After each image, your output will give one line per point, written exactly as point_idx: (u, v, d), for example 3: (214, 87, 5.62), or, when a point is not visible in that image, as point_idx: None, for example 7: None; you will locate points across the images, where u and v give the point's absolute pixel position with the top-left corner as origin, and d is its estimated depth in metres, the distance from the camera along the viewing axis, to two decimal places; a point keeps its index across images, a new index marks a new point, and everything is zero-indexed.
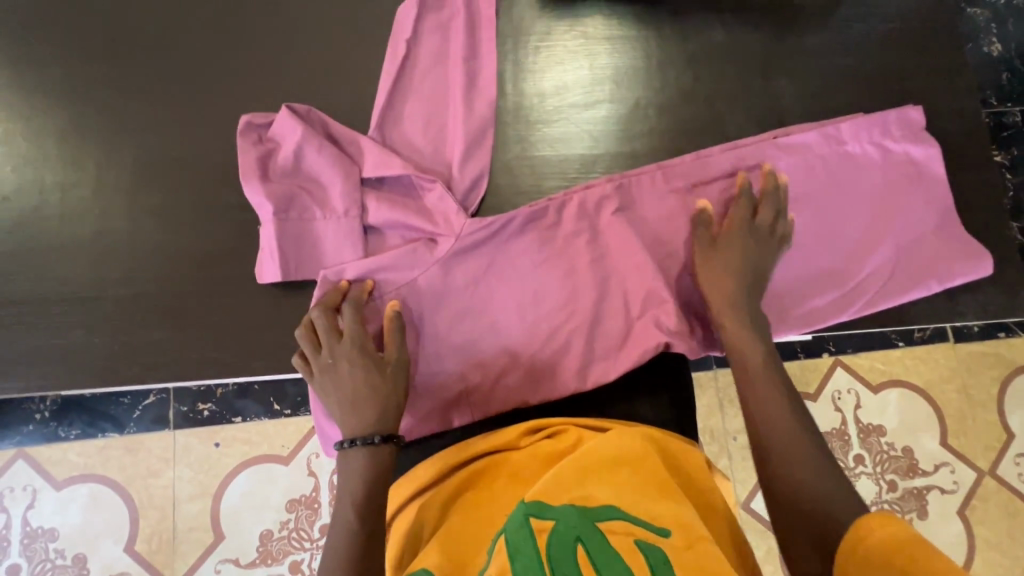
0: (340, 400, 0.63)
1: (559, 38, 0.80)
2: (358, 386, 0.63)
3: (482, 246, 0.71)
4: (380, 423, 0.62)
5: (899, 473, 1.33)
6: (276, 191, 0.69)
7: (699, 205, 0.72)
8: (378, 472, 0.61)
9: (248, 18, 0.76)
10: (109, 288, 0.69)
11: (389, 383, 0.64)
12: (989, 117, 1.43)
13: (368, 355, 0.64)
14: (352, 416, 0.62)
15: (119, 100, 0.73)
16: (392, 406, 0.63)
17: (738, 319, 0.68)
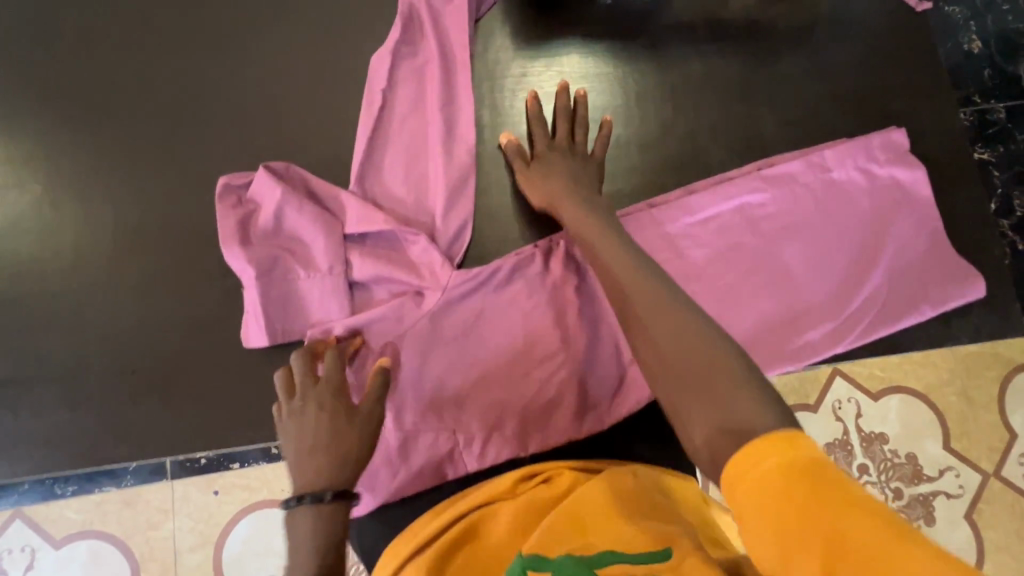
0: (301, 450, 0.59)
1: (536, 80, 0.80)
2: (323, 433, 0.59)
3: (470, 296, 0.70)
4: (336, 479, 0.58)
5: (903, 480, 1.32)
6: (258, 252, 0.67)
7: (505, 139, 0.75)
8: (329, 531, 0.55)
9: (221, 76, 0.75)
10: (93, 363, 0.68)
11: (359, 433, 0.60)
12: (973, 115, 1.43)
13: (341, 403, 0.61)
14: (311, 468, 0.58)
15: (95, 167, 0.72)
16: (355, 460, 0.60)
17: (578, 210, 0.68)
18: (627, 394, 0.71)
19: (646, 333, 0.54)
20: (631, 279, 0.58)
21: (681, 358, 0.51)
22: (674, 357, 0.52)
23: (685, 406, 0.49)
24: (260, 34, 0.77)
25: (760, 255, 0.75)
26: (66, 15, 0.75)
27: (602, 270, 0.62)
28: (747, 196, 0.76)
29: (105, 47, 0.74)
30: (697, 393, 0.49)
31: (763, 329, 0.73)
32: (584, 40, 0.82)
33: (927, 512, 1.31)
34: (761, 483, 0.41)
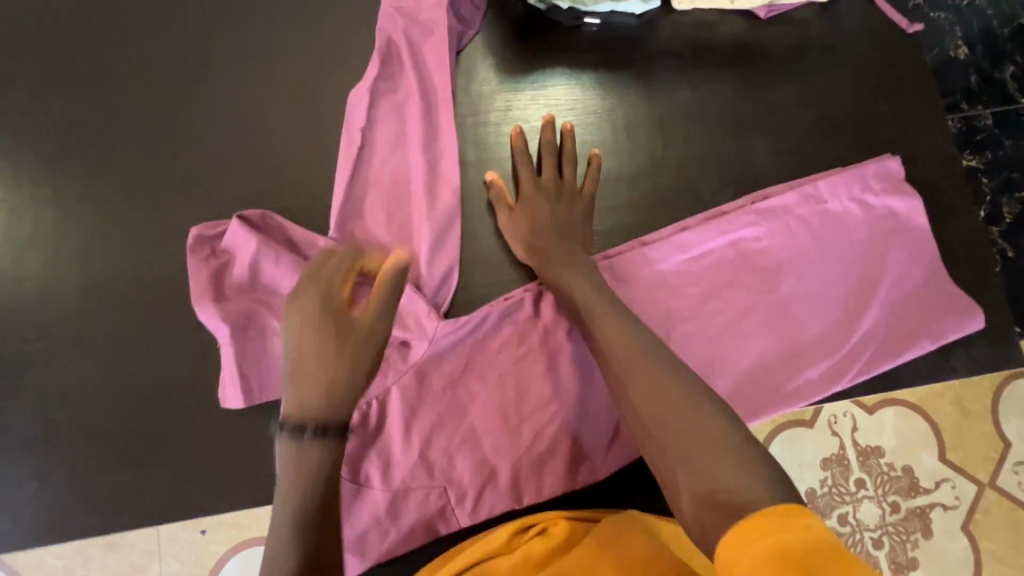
0: (295, 369, 0.56)
1: (522, 113, 0.77)
2: (319, 352, 0.56)
3: (458, 347, 0.68)
4: (320, 405, 0.55)
5: (901, 493, 1.29)
6: (233, 309, 0.64)
7: (489, 178, 0.72)
8: (315, 465, 0.54)
9: (195, 124, 0.73)
10: (63, 427, 0.65)
11: (352, 361, 0.57)
12: (961, 122, 1.31)
13: (340, 323, 0.57)
14: (302, 388, 0.56)
15: (67, 223, 0.70)
16: (349, 386, 0.57)
17: (567, 265, 0.67)
18: (623, 442, 0.69)
19: (631, 395, 0.56)
20: (620, 341, 0.60)
21: (664, 423, 0.52)
22: (659, 421, 0.53)
23: (671, 469, 0.50)
24: (234, 78, 0.75)
25: (757, 291, 0.73)
26: (39, 68, 0.73)
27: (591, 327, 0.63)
28: (741, 230, 0.74)
29: (78, 99, 0.73)
30: (683, 457, 0.50)
31: (761, 368, 0.71)
32: (570, 70, 0.79)
33: (923, 525, 1.28)
34: (753, 566, 0.40)
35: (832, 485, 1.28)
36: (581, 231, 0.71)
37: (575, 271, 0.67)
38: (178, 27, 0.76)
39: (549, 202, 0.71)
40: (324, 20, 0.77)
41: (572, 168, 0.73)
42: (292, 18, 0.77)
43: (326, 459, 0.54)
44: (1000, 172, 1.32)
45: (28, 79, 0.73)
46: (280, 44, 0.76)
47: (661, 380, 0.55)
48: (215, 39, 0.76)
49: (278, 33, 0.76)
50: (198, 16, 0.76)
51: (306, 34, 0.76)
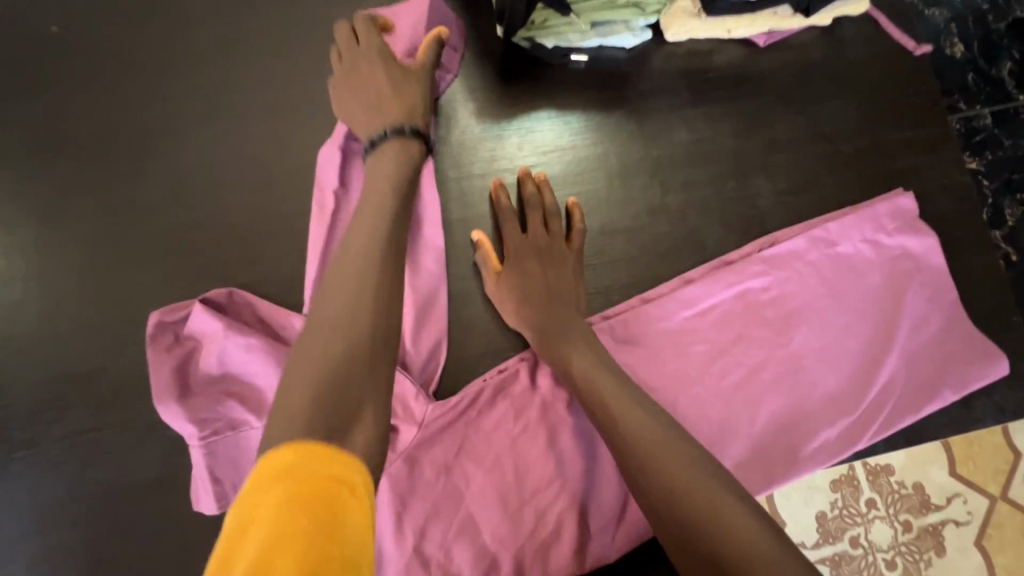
0: (364, 108, 0.64)
1: (508, 162, 0.71)
2: (382, 90, 0.64)
3: (450, 428, 0.63)
4: (406, 118, 0.63)
5: (911, 512, 0.94)
6: (200, 404, 0.59)
7: (476, 237, 0.67)
8: (394, 175, 0.60)
9: (151, 195, 0.68)
10: (23, 540, 0.60)
11: (417, 99, 0.65)
12: (956, 123, 1.04)
13: (394, 59, 0.65)
14: (377, 117, 0.63)
15: (12, 316, 0.64)
16: (417, 114, 0.64)
17: (563, 337, 0.62)
18: (633, 518, 0.64)
19: (649, 481, 0.51)
20: (635, 421, 0.55)
21: (687, 524, 0.47)
22: (682, 518, 0.48)
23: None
24: (193, 141, 0.69)
25: (768, 345, 0.68)
26: None
27: (602, 410, 0.57)
28: (748, 280, 0.69)
29: (26, 173, 0.67)
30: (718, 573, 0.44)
31: (776, 429, 0.67)
32: (558, 112, 0.73)
33: (934, 545, 0.93)
34: None
35: (842, 506, 0.94)
36: (576, 292, 0.65)
37: (573, 343, 0.61)
38: (129, 93, 0.70)
39: (539, 262, 0.65)
40: (286, 75, 0.72)
41: (560, 221, 0.68)
42: (253, 76, 0.71)
43: (406, 176, 0.61)
44: (1004, 173, 1.03)
45: None
46: (240, 103, 0.70)
47: (679, 466, 0.50)
48: (169, 101, 0.70)
49: (237, 92, 0.71)
50: (150, 80, 0.70)
51: (268, 90, 0.71)
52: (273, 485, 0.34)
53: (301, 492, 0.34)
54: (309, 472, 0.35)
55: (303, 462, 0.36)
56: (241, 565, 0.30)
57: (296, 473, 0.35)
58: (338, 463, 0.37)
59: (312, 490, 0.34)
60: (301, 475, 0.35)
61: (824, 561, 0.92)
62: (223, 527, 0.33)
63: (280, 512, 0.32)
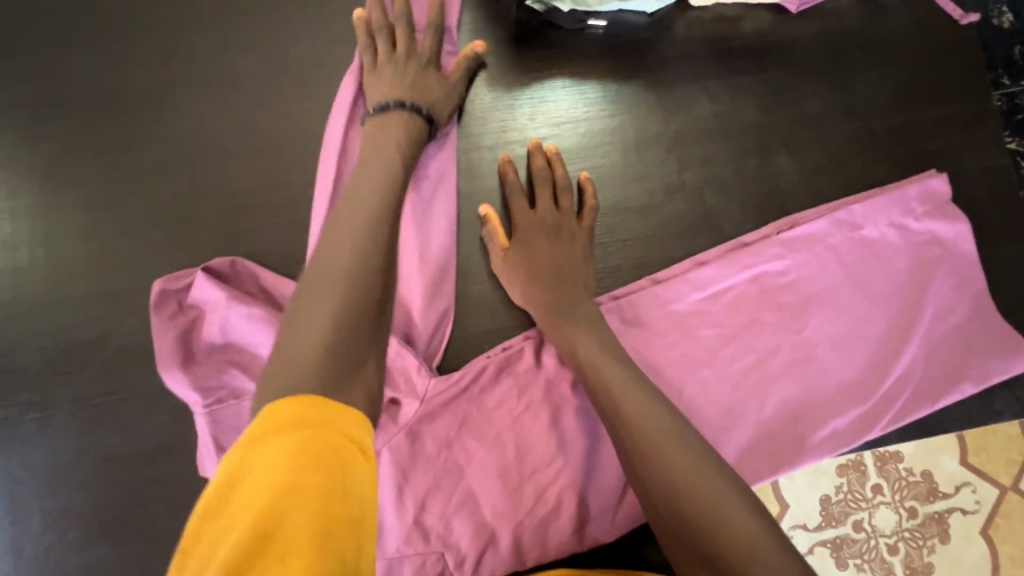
0: (391, 80, 0.63)
1: (520, 134, 0.69)
2: (417, 74, 0.64)
3: (452, 403, 0.63)
4: (427, 107, 0.63)
5: (917, 499, 0.92)
6: (203, 372, 0.59)
7: (483, 211, 0.65)
8: (400, 138, 0.59)
9: (155, 160, 0.66)
10: (36, 499, 0.61)
11: (449, 95, 0.65)
12: (998, 99, 0.98)
13: (434, 61, 0.65)
14: (403, 93, 0.62)
15: (16, 280, 0.64)
16: (432, 103, 0.63)
17: (574, 320, 0.60)
18: (633, 500, 0.64)
19: (646, 476, 0.49)
20: (634, 412, 0.52)
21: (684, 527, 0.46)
22: (686, 519, 0.46)
23: (683, 549, 0.45)
24: (199, 105, 0.68)
25: (781, 331, 0.66)
26: None
27: (602, 389, 0.55)
28: (765, 263, 0.67)
29: (31, 136, 0.66)
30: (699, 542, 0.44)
31: (785, 415, 0.65)
32: (573, 81, 0.70)
33: (939, 531, 0.92)
34: None
35: (847, 491, 0.92)
36: (584, 271, 0.64)
37: (578, 324, 0.60)
38: (126, 55, 0.68)
39: (546, 237, 0.64)
40: (292, 39, 0.69)
41: (570, 197, 0.65)
42: (254, 39, 0.69)
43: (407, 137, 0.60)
44: None
45: None
46: (240, 67, 0.68)
47: (682, 463, 0.48)
48: (174, 64, 0.68)
49: (243, 56, 0.69)
50: (151, 41, 0.68)
51: (274, 55, 0.69)
52: (286, 431, 0.34)
53: (319, 441, 0.34)
54: (328, 424, 0.36)
55: (321, 412, 0.37)
56: (247, 499, 0.31)
57: (317, 421, 0.36)
58: (352, 419, 0.38)
59: (330, 443, 0.35)
60: (317, 422, 0.36)
61: (825, 543, 0.92)
62: (231, 450, 0.33)
63: (294, 452, 0.33)
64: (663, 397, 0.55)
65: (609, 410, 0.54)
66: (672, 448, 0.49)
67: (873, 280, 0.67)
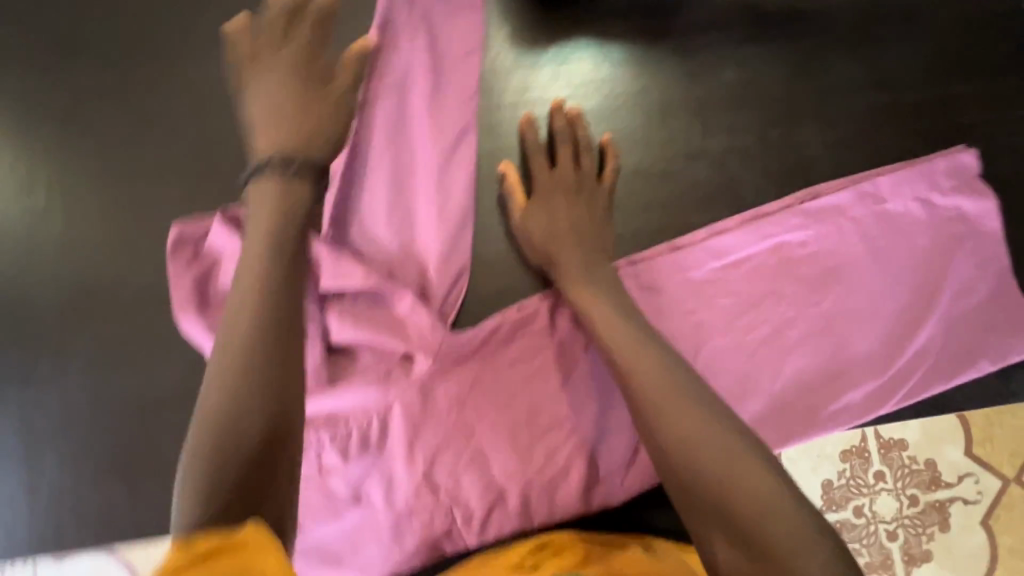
0: (266, 116, 0.57)
1: (542, 93, 0.67)
2: (283, 100, 0.57)
3: (465, 362, 0.63)
4: (307, 148, 0.56)
5: (920, 487, 0.88)
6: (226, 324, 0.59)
7: (501, 170, 0.65)
8: (290, 219, 0.52)
9: (172, 108, 0.66)
10: (50, 442, 0.62)
11: (325, 109, 0.58)
12: None
13: (311, 70, 0.58)
14: (274, 129, 0.56)
15: (33, 224, 0.64)
16: (313, 135, 0.57)
17: (592, 282, 0.60)
18: (642, 466, 0.64)
19: (661, 436, 0.47)
20: (647, 369, 0.51)
21: (702, 502, 0.44)
22: (704, 482, 0.44)
23: (708, 530, 0.43)
24: (217, 54, 0.66)
25: (799, 303, 0.66)
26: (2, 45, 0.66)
27: (620, 355, 0.54)
28: (785, 234, 0.66)
29: (48, 81, 0.66)
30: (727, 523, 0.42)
31: (799, 388, 0.65)
32: (598, 41, 0.68)
33: (941, 521, 0.87)
34: None
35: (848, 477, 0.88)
36: (603, 233, 0.63)
37: (595, 286, 0.59)
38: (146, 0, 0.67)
39: (566, 198, 0.63)
40: None
41: (591, 157, 0.65)
42: None
43: (292, 247, 0.51)
44: None
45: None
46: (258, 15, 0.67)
47: (697, 423, 0.46)
48: (193, 11, 0.67)
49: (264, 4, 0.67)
50: None
51: None
52: None
53: None
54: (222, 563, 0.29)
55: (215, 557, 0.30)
56: None
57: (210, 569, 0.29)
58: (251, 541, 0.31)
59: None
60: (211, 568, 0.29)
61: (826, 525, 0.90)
62: None
63: None
64: (678, 358, 0.53)
65: (627, 381, 0.52)
66: (697, 423, 0.46)
67: (896, 255, 0.66)
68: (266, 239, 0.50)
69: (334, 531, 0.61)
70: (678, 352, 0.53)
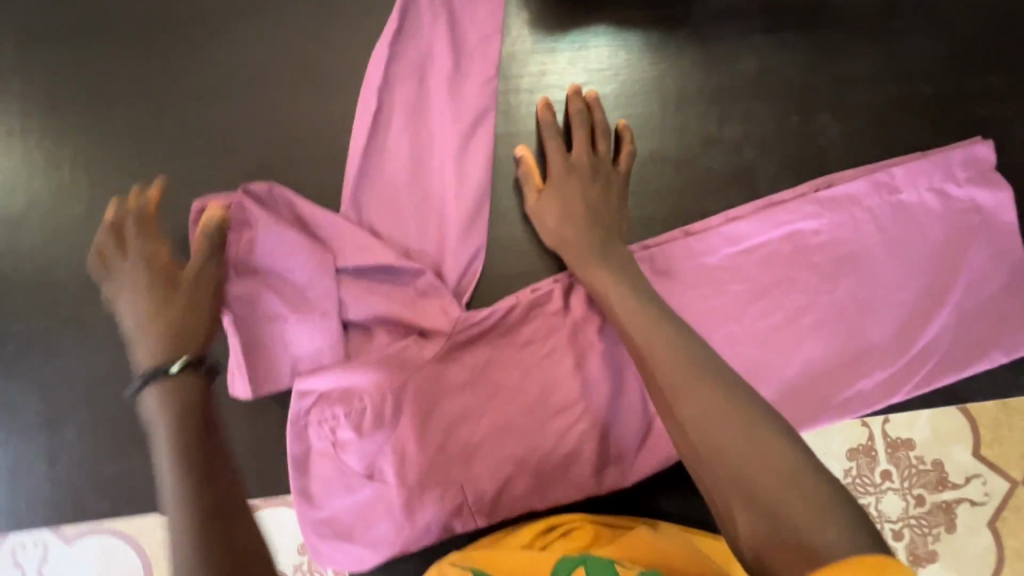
0: (135, 330, 0.49)
1: (559, 79, 0.68)
2: (153, 301, 0.50)
3: (479, 341, 0.64)
4: (181, 342, 0.48)
5: (926, 488, 0.91)
6: (254, 306, 0.60)
7: (519, 152, 0.65)
8: (188, 404, 0.45)
9: (194, 86, 0.67)
10: (69, 411, 0.63)
11: (185, 304, 0.51)
12: None
13: (160, 265, 0.52)
14: (153, 337, 0.48)
15: (57, 197, 0.66)
16: (181, 327, 0.49)
17: (607, 264, 0.60)
18: (652, 448, 0.65)
19: (678, 412, 0.48)
20: (662, 348, 0.52)
21: (720, 476, 0.44)
22: (721, 457, 0.44)
23: (727, 504, 0.44)
24: (240, 33, 0.67)
25: (811, 290, 0.66)
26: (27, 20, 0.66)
27: (634, 334, 0.54)
28: (800, 221, 0.66)
29: (71, 56, 0.67)
30: (746, 494, 0.43)
31: (810, 375, 0.65)
32: (616, 28, 0.69)
33: (946, 521, 0.91)
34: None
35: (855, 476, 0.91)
36: (618, 217, 0.64)
37: (610, 267, 0.60)
38: None
39: (582, 181, 0.63)
40: None
41: (607, 142, 0.65)
42: None
43: (197, 411, 0.45)
44: None
45: (20, 27, 0.66)
46: None
47: (712, 399, 0.47)
48: None
49: None
50: None
51: None
52: None
53: None
54: None
55: None
56: None
57: None
58: None
59: None
60: None
61: None
62: None
63: None
64: (693, 333, 0.53)
65: (641, 360, 0.53)
66: (712, 397, 0.47)
67: (910, 245, 0.66)
68: (172, 445, 0.43)
69: (348, 506, 0.62)
70: (692, 329, 0.54)
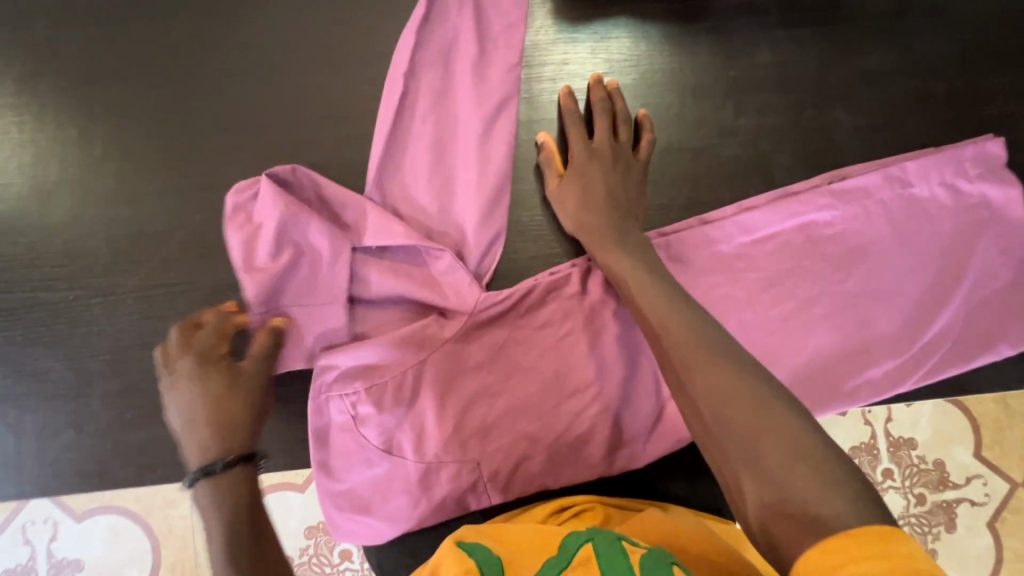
0: (192, 424, 0.54)
1: (581, 68, 0.70)
2: (212, 398, 0.54)
3: (498, 322, 0.65)
4: (232, 441, 0.53)
5: (927, 487, 0.92)
6: (294, 286, 0.63)
7: (541, 139, 0.67)
8: (238, 506, 0.50)
9: (224, 68, 0.68)
10: (95, 381, 0.64)
11: (241, 396, 0.55)
12: None
13: (218, 363, 0.56)
14: (209, 436, 0.53)
15: (87, 172, 0.67)
16: (237, 423, 0.54)
17: (624, 247, 0.62)
18: (663, 431, 0.67)
19: (690, 386, 0.50)
20: (675, 324, 0.53)
21: (728, 448, 0.46)
22: (731, 429, 0.46)
23: (734, 475, 0.45)
24: (269, 17, 0.69)
25: (822, 280, 0.67)
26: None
27: (649, 313, 0.56)
28: (813, 213, 0.68)
29: (104, 34, 0.68)
30: (753, 465, 0.44)
31: (819, 364, 0.67)
32: (638, 19, 0.70)
33: (946, 520, 0.92)
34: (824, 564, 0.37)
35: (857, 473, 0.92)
36: (637, 204, 0.65)
37: (628, 251, 0.61)
38: None
39: (602, 167, 0.65)
40: None
41: (627, 130, 0.67)
42: None
43: (246, 501, 0.51)
44: None
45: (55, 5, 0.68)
46: None
47: (724, 374, 0.48)
48: None
49: None
50: None
51: None
52: None
53: None
54: None
55: None
56: None
57: None
58: None
59: None
60: None
61: None
62: None
63: None
64: (706, 314, 0.55)
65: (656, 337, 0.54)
66: (724, 373, 0.48)
67: (920, 238, 0.68)
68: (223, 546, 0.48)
69: (366, 480, 0.64)
70: (706, 310, 0.55)
